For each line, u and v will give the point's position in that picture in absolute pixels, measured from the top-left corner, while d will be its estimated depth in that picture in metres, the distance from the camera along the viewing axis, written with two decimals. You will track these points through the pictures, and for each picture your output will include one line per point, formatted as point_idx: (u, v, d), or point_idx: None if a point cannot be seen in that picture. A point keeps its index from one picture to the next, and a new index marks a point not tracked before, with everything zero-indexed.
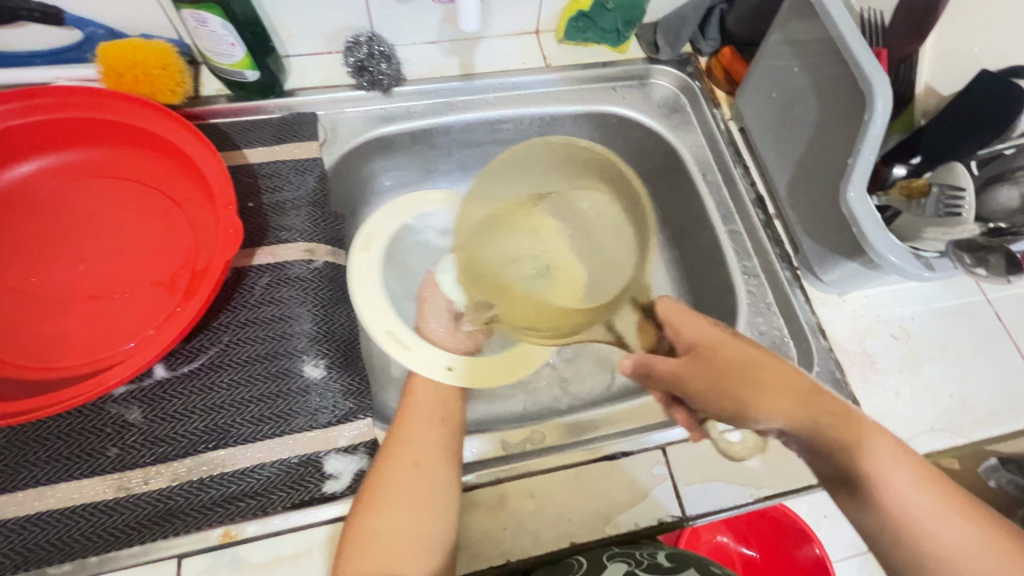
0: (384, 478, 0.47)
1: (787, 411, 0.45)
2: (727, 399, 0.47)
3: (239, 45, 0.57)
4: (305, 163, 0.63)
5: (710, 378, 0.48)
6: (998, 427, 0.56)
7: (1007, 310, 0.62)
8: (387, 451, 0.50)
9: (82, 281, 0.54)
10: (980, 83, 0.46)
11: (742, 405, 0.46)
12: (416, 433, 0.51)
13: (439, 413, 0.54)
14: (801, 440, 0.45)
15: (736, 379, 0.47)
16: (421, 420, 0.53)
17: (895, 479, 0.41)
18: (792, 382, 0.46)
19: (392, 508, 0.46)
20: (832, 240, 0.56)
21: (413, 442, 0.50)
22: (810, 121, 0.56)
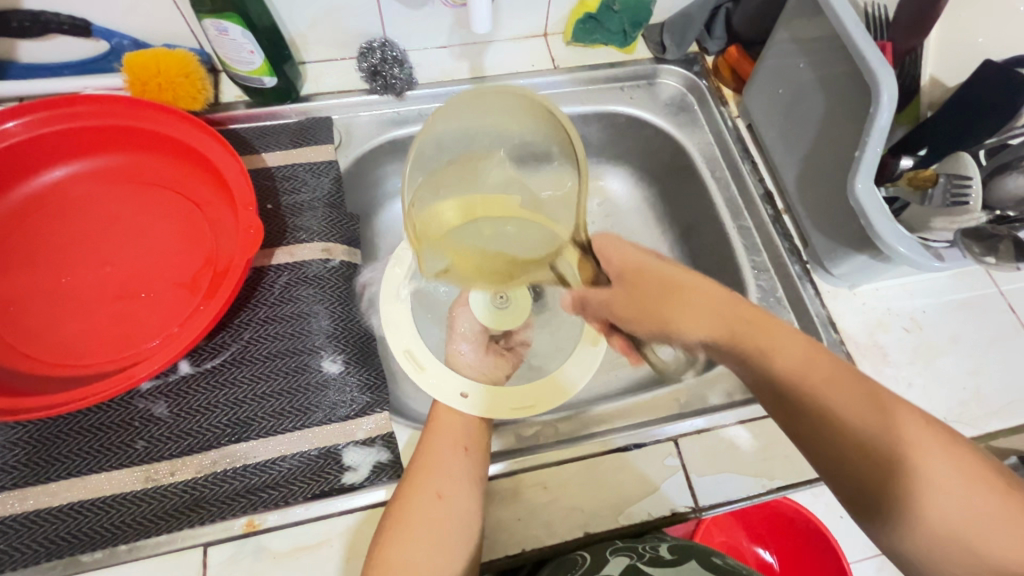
0: (406, 516, 0.46)
1: (705, 322, 0.46)
2: (652, 316, 0.49)
3: (257, 53, 0.59)
4: (321, 166, 0.65)
5: (636, 303, 0.50)
6: (1012, 418, 0.56)
7: (1019, 302, 0.62)
8: (409, 481, 0.48)
9: (110, 282, 0.56)
10: (983, 73, 0.46)
11: (665, 320, 0.48)
12: (437, 462, 0.49)
13: (463, 438, 0.51)
14: (720, 351, 0.46)
15: (665, 298, 0.48)
16: (443, 447, 0.50)
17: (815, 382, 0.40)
18: (712, 300, 0.47)
19: (412, 545, 0.44)
20: (840, 234, 0.57)
21: (434, 473, 0.48)
22: (817, 115, 0.57)
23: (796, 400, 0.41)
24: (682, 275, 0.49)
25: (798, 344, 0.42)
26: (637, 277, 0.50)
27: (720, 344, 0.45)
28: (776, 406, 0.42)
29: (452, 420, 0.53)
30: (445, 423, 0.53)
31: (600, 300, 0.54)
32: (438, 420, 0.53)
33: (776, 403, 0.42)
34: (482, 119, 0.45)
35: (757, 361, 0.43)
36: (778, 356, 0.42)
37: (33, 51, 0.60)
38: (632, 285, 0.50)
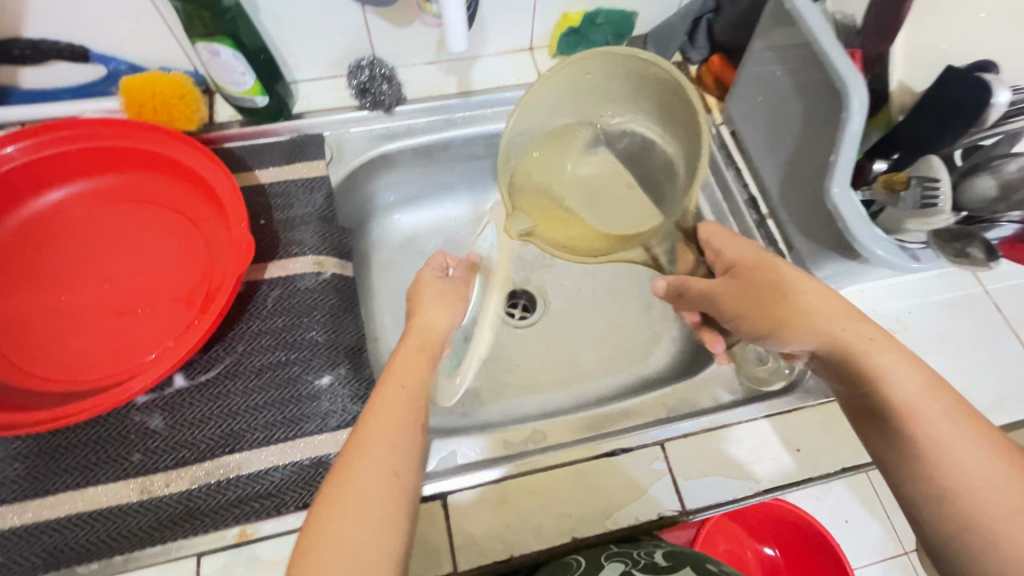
0: (349, 471, 0.38)
1: (819, 332, 0.42)
2: (757, 316, 0.46)
3: (249, 74, 0.61)
4: (313, 181, 0.66)
5: (748, 297, 0.47)
6: (1001, 417, 0.57)
7: (1005, 300, 0.62)
8: (357, 437, 0.41)
9: (108, 298, 0.57)
10: (946, 75, 0.46)
11: (776, 320, 0.44)
12: (388, 418, 0.42)
13: (413, 395, 0.45)
14: (831, 365, 0.42)
15: (771, 298, 0.45)
16: (395, 406, 0.43)
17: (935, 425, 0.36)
18: (834, 313, 0.43)
19: (354, 505, 0.36)
20: (820, 237, 0.58)
21: (382, 433, 0.41)
22: (795, 121, 0.58)
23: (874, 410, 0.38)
24: (798, 279, 0.46)
25: (918, 377, 0.38)
26: (750, 270, 0.48)
27: (832, 359, 0.42)
28: (870, 426, 0.39)
29: (402, 376, 0.46)
30: (397, 380, 0.46)
31: (700, 287, 0.51)
32: (390, 375, 0.47)
33: (874, 426, 0.39)
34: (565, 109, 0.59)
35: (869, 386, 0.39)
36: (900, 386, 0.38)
37: (34, 78, 0.62)
38: (741, 278, 0.48)
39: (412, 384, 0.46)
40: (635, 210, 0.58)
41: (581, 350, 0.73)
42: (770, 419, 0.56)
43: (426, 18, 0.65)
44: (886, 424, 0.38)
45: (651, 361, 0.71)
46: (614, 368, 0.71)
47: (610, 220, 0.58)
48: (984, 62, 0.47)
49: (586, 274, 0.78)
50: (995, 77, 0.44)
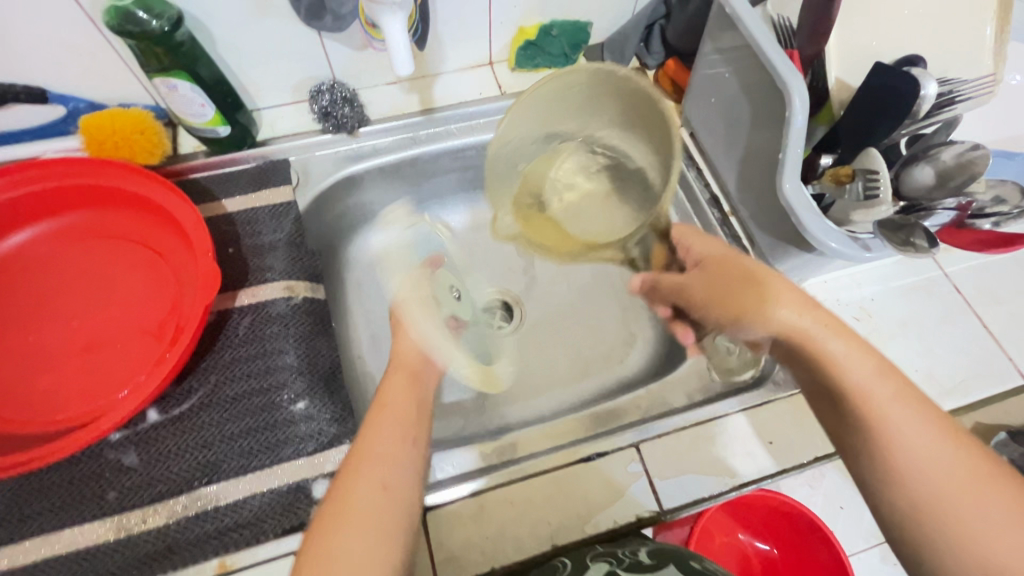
0: (350, 496, 0.41)
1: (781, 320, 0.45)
2: (727, 304, 0.49)
3: (208, 105, 0.61)
4: (280, 208, 0.67)
5: (713, 287, 0.52)
6: (966, 396, 0.58)
7: (964, 283, 0.64)
8: (356, 463, 0.43)
9: (77, 336, 0.57)
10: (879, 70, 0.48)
11: (739, 311, 0.48)
12: (385, 444, 0.45)
13: (412, 422, 0.48)
14: (787, 352, 0.46)
15: (742, 292, 0.48)
16: (392, 431, 0.46)
17: (889, 415, 0.39)
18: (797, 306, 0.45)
19: (354, 522, 0.39)
20: (778, 234, 0.59)
21: (379, 459, 0.43)
22: (746, 122, 0.60)
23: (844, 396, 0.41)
24: (766, 275, 0.48)
25: (871, 362, 0.41)
26: (716, 266, 0.52)
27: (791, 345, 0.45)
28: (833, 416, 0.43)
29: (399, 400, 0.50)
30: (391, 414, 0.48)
31: (672, 282, 0.56)
32: (385, 408, 0.49)
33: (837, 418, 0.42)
34: (548, 121, 0.56)
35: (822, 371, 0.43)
36: (845, 368, 0.41)
37: None
38: (711, 270, 0.52)
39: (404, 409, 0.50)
40: (608, 219, 0.59)
41: (561, 357, 0.74)
42: (744, 413, 0.57)
43: (371, 44, 0.66)
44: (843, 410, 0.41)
45: (628, 364, 0.72)
46: (592, 373, 0.72)
47: (591, 225, 0.59)
48: (912, 57, 0.49)
49: (561, 280, 0.79)
50: (920, 70, 0.47)
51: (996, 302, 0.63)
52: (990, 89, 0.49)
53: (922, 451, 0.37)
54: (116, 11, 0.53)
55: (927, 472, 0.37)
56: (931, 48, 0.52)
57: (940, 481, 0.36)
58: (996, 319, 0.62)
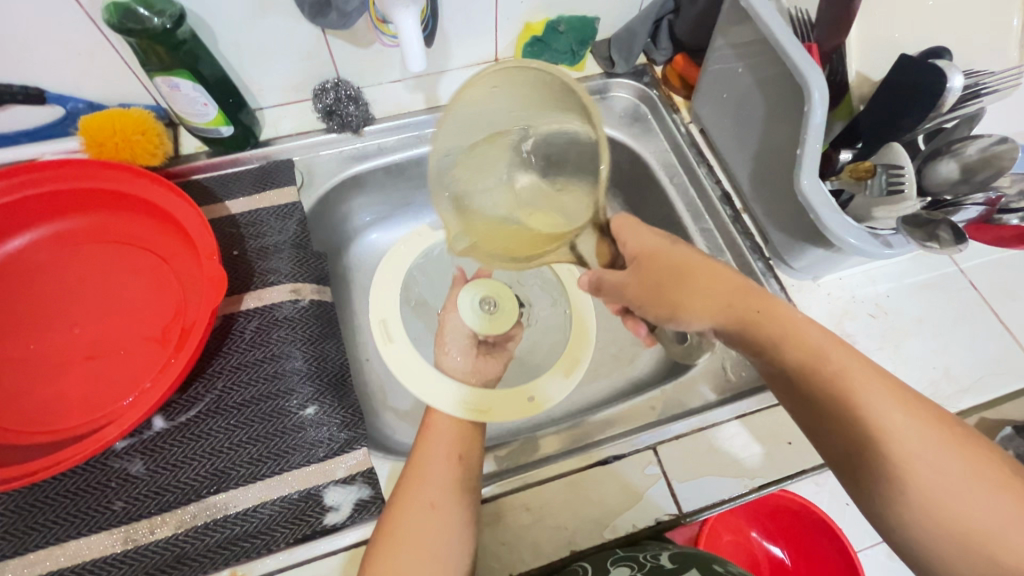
0: (400, 522, 0.46)
1: (712, 309, 0.46)
2: (660, 304, 0.48)
3: (211, 104, 0.60)
4: (285, 209, 0.65)
5: (651, 287, 0.48)
6: (985, 393, 0.57)
7: (980, 279, 0.63)
8: (406, 489, 0.48)
9: (80, 343, 0.56)
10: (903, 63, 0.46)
11: (676, 307, 0.47)
12: (431, 473, 0.49)
13: (456, 449, 0.52)
14: (732, 336, 0.47)
15: (676, 286, 0.48)
16: (438, 460, 0.50)
17: (852, 381, 0.40)
18: (726, 288, 0.47)
19: (404, 549, 0.44)
20: (794, 231, 0.58)
21: (429, 480, 0.48)
22: (760, 117, 0.59)
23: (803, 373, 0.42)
24: (691, 260, 0.49)
25: (815, 329, 0.43)
26: (651, 259, 0.49)
27: (728, 330, 0.46)
28: (791, 397, 0.43)
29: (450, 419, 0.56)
30: (437, 444, 0.52)
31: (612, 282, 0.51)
32: (434, 435, 0.53)
33: (784, 389, 0.44)
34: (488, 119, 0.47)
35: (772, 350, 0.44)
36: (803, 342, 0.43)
37: None
38: (645, 267, 0.48)
39: (454, 437, 0.53)
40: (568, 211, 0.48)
41: None
42: (761, 414, 0.56)
43: (379, 40, 0.64)
44: (802, 385, 0.42)
45: (639, 364, 0.71)
46: (603, 373, 0.71)
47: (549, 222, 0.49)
48: (935, 49, 0.48)
49: None
50: (948, 63, 0.45)
51: (1012, 299, 0.62)
52: (1014, 83, 0.48)
53: (894, 419, 0.38)
54: (116, 9, 0.52)
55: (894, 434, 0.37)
56: (952, 41, 0.51)
57: (896, 426, 0.37)
58: (1012, 315, 0.61)
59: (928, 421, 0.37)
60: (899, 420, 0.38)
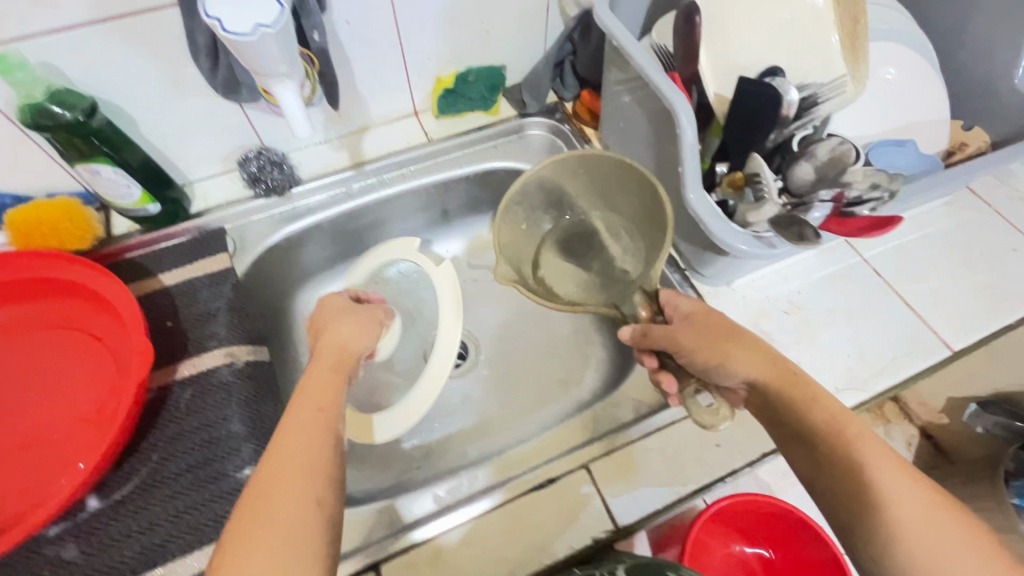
0: (254, 521, 0.35)
1: (754, 364, 0.46)
2: (707, 350, 0.48)
3: (135, 185, 0.63)
4: (218, 276, 0.67)
5: (692, 336, 0.50)
6: (900, 372, 0.60)
7: (883, 265, 0.67)
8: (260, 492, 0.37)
9: (11, 431, 0.56)
10: (742, 89, 0.51)
11: (721, 357, 0.47)
12: (294, 457, 0.39)
13: (323, 403, 0.45)
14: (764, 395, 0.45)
15: (712, 340, 0.48)
16: (298, 454, 0.39)
17: (865, 448, 0.38)
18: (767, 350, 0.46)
19: (263, 549, 0.34)
20: (695, 243, 0.62)
21: (279, 455, 0.39)
22: (650, 141, 0.63)
23: (821, 438, 0.40)
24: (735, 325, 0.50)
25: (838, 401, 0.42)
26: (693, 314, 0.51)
27: (765, 388, 0.45)
28: (804, 453, 0.42)
29: (320, 368, 0.49)
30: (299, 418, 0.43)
31: (659, 331, 0.53)
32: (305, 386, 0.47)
33: (800, 446, 0.42)
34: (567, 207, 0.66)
35: (797, 410, 0.42)
36: (820, 403, 0.42)
37: None
38: (694, 320, 0.51)
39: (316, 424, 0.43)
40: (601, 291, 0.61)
41: (516, 386, 0.74)
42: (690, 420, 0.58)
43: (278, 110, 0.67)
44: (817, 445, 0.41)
45: (582, 385, 0.73)
46: (549, 399, 0.73)
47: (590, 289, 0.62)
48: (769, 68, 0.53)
49: (511, 310, 0.80)
50: (780, 80, 0.52)
51: (916, 280, 0.66)
52: (846, 89, 0.53)
53: (901, 488, 0.36)
54: (29, 108, 0.53)
55: (898, 504, 0.36)
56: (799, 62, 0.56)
57: (901, 496, 0.36)
58: (919, 296, 0.64)
59: (936, 497, 0.36)
60: (907, 492, 0.36)
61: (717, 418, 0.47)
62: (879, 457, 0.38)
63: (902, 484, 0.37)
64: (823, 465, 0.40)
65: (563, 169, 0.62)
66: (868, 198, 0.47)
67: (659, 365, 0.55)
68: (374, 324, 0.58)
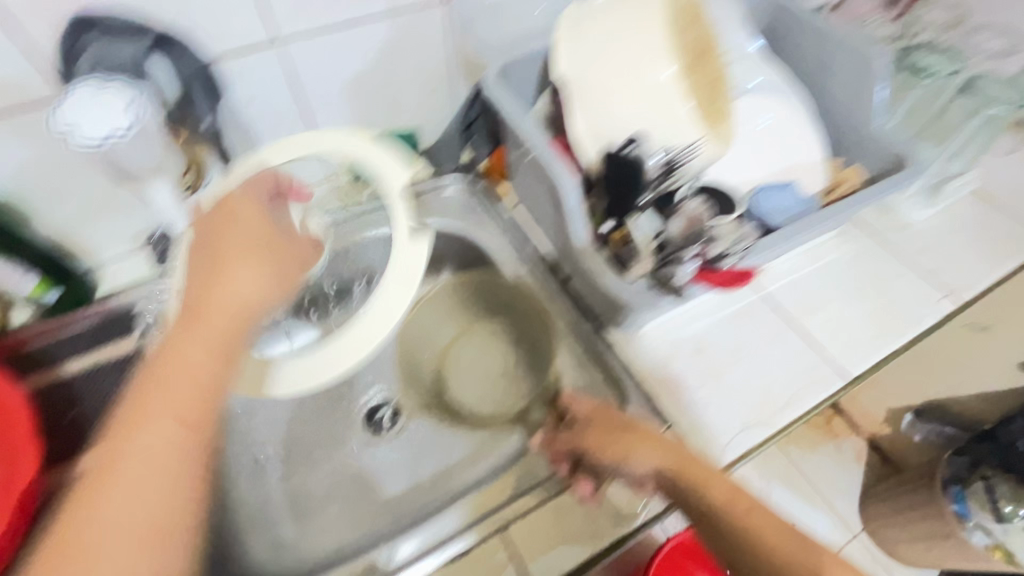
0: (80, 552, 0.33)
1: (656, 454, 0.52)
2: (616, 448, 0.53)
3: (31, 275, 0.63)
4: (122, 361, 0.66)
5: (598, 436, 0.55)
6: (801, 405, 0.62)
7: (784, 299, 0.70)
8: (123, 492, 0.35)
9: None
10: (610, 159, 0.61)
11: (625, 453, 0.53)
12: (140, 512, 0.35)
13: (185, 411, 0.38)
14: (667, 483, 0.52)
15: (620, 438, 0.54)
16: (139, 510, 0.35)
17: (755, 521, 0.48)
18: (664, 443, 0.53)
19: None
20: (599, 294, 0.64)
21: (133, 489, 0.35)
22: (546, 199, 0.66)
23: (722, 516, 0.48)
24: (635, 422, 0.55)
25: (727, 482, 0.50)
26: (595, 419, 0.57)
27: (669, 476, 0.51)
28: (707, 531, 0.49)
29: (202, 343, 0.40)
30: (151, 430, 0.37)
31: (572, 435, 0.57)
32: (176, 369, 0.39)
33: (703, 526, 0.50)
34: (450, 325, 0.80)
35: (699, 493, 0.50)
36: (711, 487, 0.50)
37: None
38: (595, 419, 0.57)
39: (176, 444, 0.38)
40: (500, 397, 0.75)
41: (446, 446, 0.72)
42: None
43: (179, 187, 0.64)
44: (719, 521, 0.49)
45: None
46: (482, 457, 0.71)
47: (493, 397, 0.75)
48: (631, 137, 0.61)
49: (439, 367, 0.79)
50: (639, 146, 0.62)
51: (812, 313, 0.69)
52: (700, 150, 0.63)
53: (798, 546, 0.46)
54: None
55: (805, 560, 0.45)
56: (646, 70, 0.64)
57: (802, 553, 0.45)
58: (816, 328, 0.68)
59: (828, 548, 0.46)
60: (802, 547, 0.46)
61: (631, 503, 0.57)
62: (769, 524, 0.47)
63: (798, 544, 0.46)
64: (727, 539, 0.48)
65: (492, 288, 0.78)
66: (732, 252, 0.59)
67: (569, 470, 0.58)
68: (271, 272, 0.45)
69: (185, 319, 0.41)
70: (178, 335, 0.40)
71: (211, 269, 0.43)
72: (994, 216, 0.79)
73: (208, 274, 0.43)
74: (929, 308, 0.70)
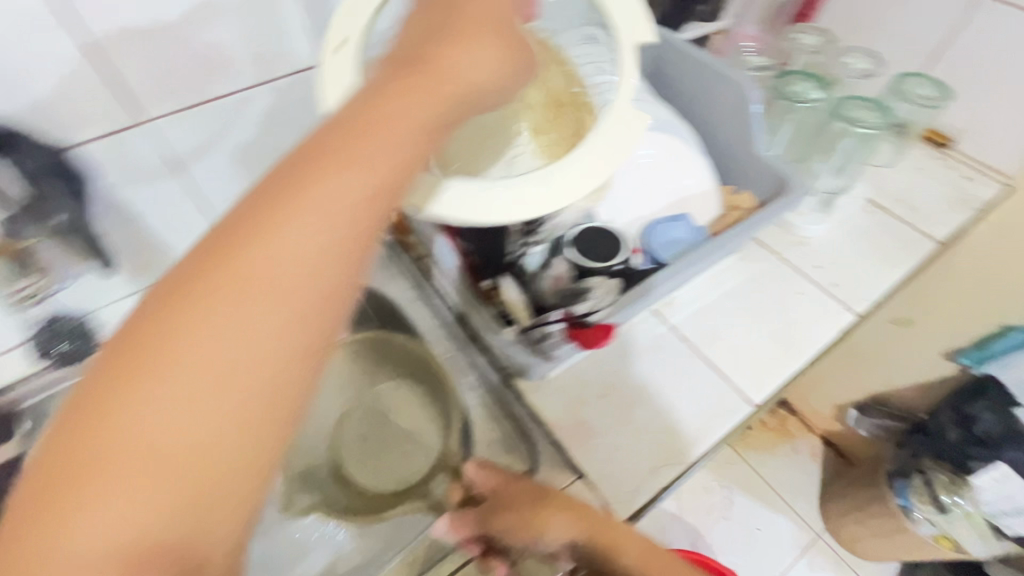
0: (156, 445, 0.25)
1: (570, 529, 0.52)
2: (527, 526, 0.52)
3: None
4: None
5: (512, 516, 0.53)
6: (708, 439, 0.62)
7: (688, 329, 0.71)
8: (170, 392, 0.25)
9: None
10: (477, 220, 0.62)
11: (541, 527, 0.52)
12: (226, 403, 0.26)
13: (320, 262, 0.29)
14: (581, 548, 0.53)
15: (533, 517, 0.52)
16: (232, 398, 0.27)
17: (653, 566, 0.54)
18: (575, 512, 0.53)
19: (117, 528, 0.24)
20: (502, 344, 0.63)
21: (202, 409, 0.26)
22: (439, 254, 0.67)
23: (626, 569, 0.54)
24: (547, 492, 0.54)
25: (638, 542, 0.53)
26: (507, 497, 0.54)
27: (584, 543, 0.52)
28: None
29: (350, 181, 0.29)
30: (230, 325, 0.27)
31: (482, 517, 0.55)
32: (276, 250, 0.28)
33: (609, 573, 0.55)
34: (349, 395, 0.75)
35: (609, 556, 0.52)
36: (621, 551, 0.52)
37: None
38: (505, 499, 0.54)
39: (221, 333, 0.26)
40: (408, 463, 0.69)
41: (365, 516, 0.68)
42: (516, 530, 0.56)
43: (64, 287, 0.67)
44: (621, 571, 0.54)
45: None
46: None
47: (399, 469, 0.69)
48: None
49: None
50: None
51: (716, 341, 0.70)
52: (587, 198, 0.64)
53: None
54: None
55: None
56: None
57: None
58: (720, 356, 0.69)
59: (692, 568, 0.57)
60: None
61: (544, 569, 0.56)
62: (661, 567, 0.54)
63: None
64: None
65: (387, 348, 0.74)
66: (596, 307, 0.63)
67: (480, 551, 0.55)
68: (488, 66, 0.36)
69: (371, 99, 0.31)
70: (287, 188, 0.29)
71: (390, 85, 0.32)
72: (886, 224, 0.82)
73: (411, 68, 0.34)
74: (830, 324, 0.72)
